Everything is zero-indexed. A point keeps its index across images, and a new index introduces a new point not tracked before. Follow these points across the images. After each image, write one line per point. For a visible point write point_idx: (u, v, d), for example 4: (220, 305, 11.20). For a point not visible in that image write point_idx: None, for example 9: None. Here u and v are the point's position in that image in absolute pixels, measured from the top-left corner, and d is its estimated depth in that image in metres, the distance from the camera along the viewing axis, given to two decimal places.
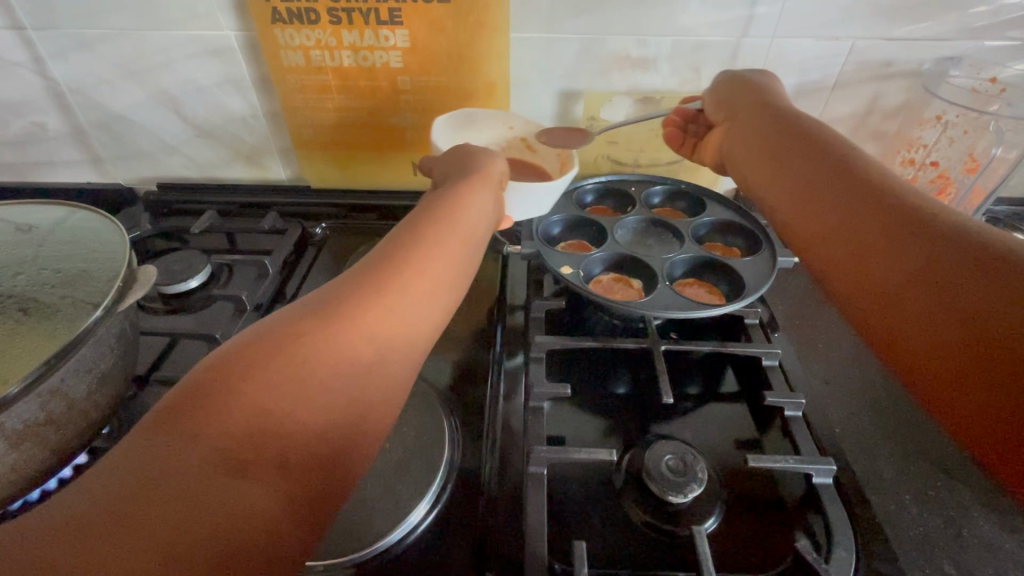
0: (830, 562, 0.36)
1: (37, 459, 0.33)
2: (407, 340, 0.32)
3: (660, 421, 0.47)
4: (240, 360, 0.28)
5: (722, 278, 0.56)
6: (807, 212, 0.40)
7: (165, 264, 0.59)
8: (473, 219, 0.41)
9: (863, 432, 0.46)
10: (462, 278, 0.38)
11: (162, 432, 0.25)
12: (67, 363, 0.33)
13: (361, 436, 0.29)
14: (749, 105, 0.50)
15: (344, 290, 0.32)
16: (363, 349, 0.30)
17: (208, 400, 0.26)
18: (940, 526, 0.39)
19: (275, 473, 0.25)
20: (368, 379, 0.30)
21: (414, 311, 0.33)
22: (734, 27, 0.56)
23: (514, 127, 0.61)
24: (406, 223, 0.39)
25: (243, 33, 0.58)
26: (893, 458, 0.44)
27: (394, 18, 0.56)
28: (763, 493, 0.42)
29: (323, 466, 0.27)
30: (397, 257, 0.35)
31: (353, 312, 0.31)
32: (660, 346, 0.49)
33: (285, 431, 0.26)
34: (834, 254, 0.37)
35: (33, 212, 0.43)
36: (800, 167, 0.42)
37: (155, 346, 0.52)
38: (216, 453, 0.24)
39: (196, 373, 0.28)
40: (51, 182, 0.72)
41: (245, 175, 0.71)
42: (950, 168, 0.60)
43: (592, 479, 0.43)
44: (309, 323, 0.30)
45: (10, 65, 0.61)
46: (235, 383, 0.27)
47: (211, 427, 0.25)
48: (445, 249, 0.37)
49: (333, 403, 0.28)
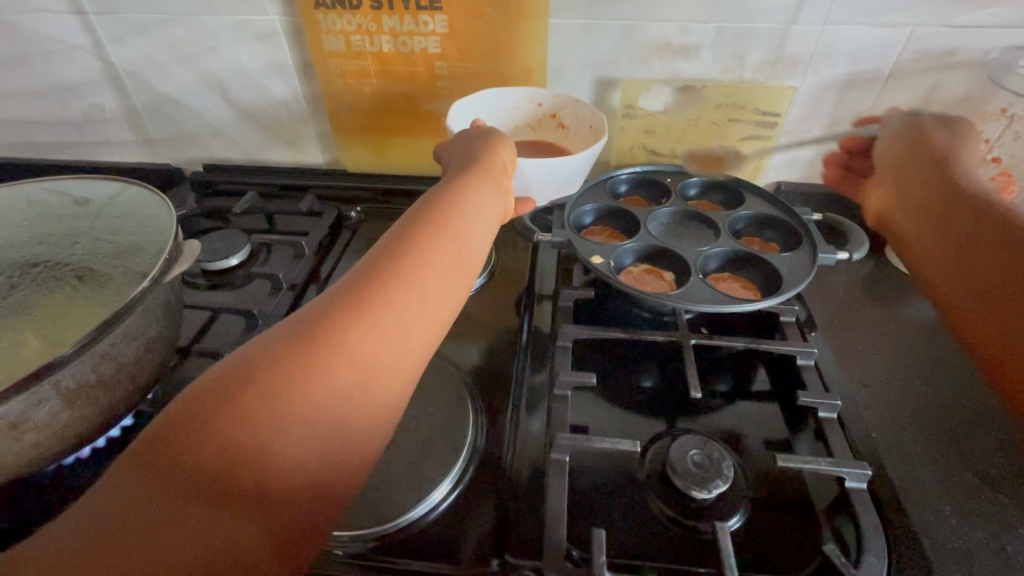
0: (859, 568, 0.35)
1: (86, 418, 0.35)
2: (395, 360, 0.33)
3: (687, 416, 0.47)
4: (218, 388, 0.29)
5: (758, 272, 0.53)
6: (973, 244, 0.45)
7: (207, 243, 0.63)
8: (470, 232, 0.41)
9: (903, 438, 0.44)
10: (455, 286, 0.38)
11: (142, 467, 0.26)
12: (117, 330, 0.34)
13: (347, 461, 0.30)
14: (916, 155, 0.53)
15: (327, 312, 0.32)
16: (345, 371, 0.31)
17: (184, 432, 0.27)
18: (983, 541, 0.37)
19: (255, 504, 0.26)
20: (341, 405, 0.30)
21: (401, 334, 0.33)
22: (783, 14, 0.54)
23: (541, 103, 0.61)
24: (396, 233, 0.39)
25: (287, 18, 0.59)
26: (934, 467, 0.42)
27: (433, 3, 0.56)
28: (789, 496, 0.41)
29: (302, 496, 0.28)
30: (384, 271, 0.35)
31: (335, 335, 0.31)
32: (689, 339, 0.48)
33: (260, 459, 0.27)
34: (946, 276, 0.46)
35: (90, 186, 0.45)
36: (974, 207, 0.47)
37: (197, 320, 0.55)
38: (191, 484, 0.26)
39: (177, 402, 0.29)
40: (106, 161, 0.76)
41: (285, 158, 0.73)
42: (1013, 165, 0.57)
43: (616, 472, 0.42)
44: (288, 348, 0.30)
45: (72, 48, 0.65)
46: (211, 414, 0.28)
47: (188, 457, 0.26)
48: (431, 270, 0.36)
49: (311, 431, 0.29)
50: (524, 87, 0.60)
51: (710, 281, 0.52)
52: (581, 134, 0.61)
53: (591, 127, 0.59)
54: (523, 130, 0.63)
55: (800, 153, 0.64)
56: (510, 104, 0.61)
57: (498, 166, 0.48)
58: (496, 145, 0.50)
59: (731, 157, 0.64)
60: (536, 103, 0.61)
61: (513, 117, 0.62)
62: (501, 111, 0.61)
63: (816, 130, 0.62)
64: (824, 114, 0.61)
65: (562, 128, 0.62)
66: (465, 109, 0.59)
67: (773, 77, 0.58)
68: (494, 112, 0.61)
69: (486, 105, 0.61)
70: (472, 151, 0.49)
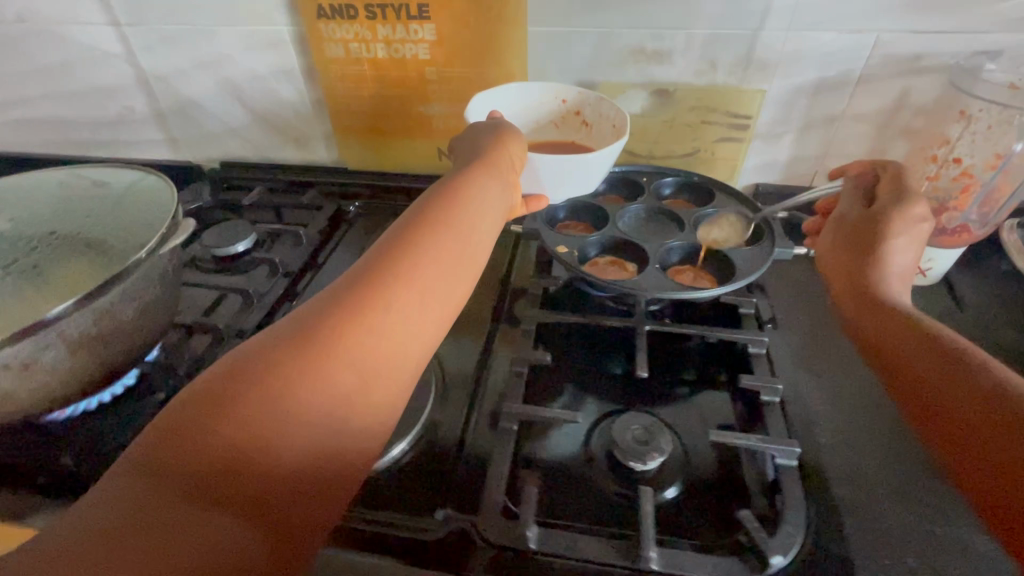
0: (774, 536, 0.37)
1: (87, 367, 0.40)
2: (392, 363, 0.35)
3: (637, 397, 0.50)
4: (217, 390, 0.30)
5: (716, 266, 0.55)
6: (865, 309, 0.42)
7: (217, 232, 0.69)
8: (470, 241, 0.42)
9: (849, 427, 0.46)
10: (455, 289, 0.40)
11: (142, 466, 0.27)
12: (115, 289, 0.39)
13: (344, 461, 0.32)
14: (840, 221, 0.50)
15: (327, 313, 0.34)
16: (344, 374, 0.33)
17: (183, 433, 0.29)
18: (915, 523, 0.39)
19: (253, 506, 0.28)
20: (336, 413, 0.32)
21: (399, 338, 0.35)
22: (749, 21, 0.57)
23: (566, 100, 0.62)
24: (397, 232, 0.40)
25: (294, 27, 0.65)
26: (876, 455, 0.44)
27: (422, 13, 0.61)
28: (725, 473, 0.43)
29: (299, 497, 0.30)
30: (384, 272, 0.36)
31: (332, 342, 0.33)
32: (643, 325, 0.51)
33: (260, 460, 0.29)
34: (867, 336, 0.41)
35: (114, 173, 0.49)
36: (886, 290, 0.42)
37: (205, 298, 0.61)
38: (192, 485, 0.27)
39: (175, 405, 0.30)
40: (136, 157, 0.84)
41: (293, 157, 0.79)
42: (973, 166, 0.56)
43: (565, 444, 0.45)
44: (286, 353, 0.32)
45: (109, 56, 0.73)
46: (211, 416, 0.29)
47: (188, 458, 0.28)
48: (432, 281, 0.38)
49: (311, 433, 0.31)
50: (552, 83, 0.62)
51: (669, 273, 0.55)
52: (604, 134, 0.62)
53: (614, 126, 0.60)
54: (546, 126, 0.65)
55: (776, 156, 0.66)
56: (536, 98, 0.63)
57: (502, 164, 0.49)
58: (502, 142, 0.51)
59: (708, 158, 0.66)
60: (561, 100, 0.63)
61: (537, 112, 0.64)
62: (526, 104, 0.63)
63: (790, 133, 0.64)
64: (797, 118, 0.63)
65: (585, 126, 0.64)
66: (490, 99, 0.61)
67: (745, 81, 0.61)
68: (520, 104, 0.63)
69: (513, 98, 0.62)
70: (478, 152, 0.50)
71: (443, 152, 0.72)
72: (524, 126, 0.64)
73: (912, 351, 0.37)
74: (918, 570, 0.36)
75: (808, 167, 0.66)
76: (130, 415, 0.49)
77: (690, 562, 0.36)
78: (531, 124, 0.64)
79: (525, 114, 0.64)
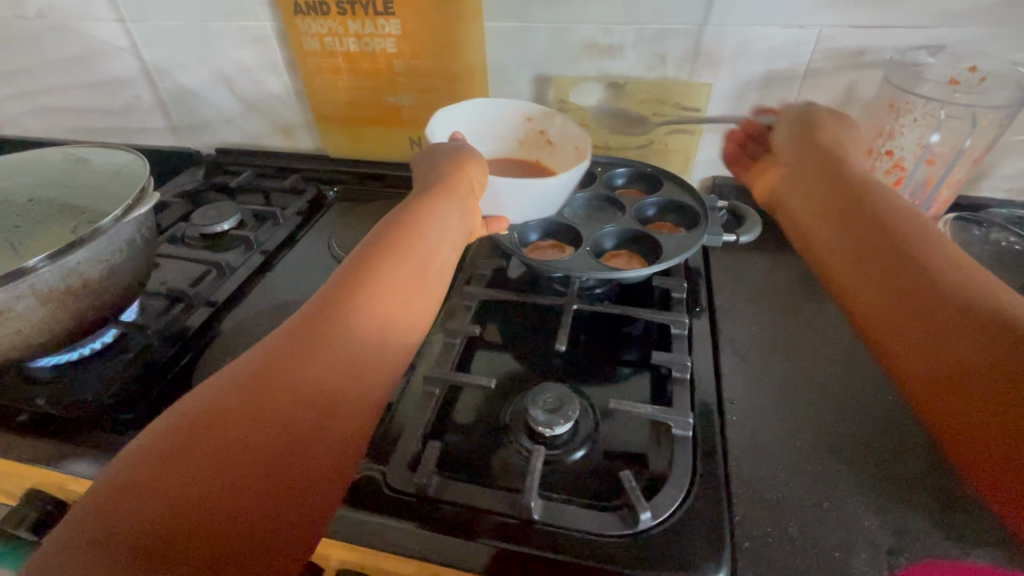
0: (655, 500, 0.40)
1: (60, 318, 0.46)
2: (344, 398, 0.36)
3: (562, 371, 0.53)
4: (161, 451, 0.31)
5: (648, 251, 0.58)
6: (846, 249, 0.44)
7: (205, 211, 0.75)
8: (424, 277, 0.44)
9: (766, 408, 0.48)
10: (407, 319, 0.42)
11: (83, 540, 0.28)
12: (80, 251, 0.45)
13: (297, 506, 0.32)
14: (820, 163, 0.52)
15: (274, 356, 0.36)
16: (292, 414, 0.34)
17: (125, 500, 0.29)
18: (802, 496, 0.42)
19: (205, 553, 0.28)
20: (287, 451, 0.32)
21: (349, 372, 0.37)
22: (695, 16, 0.59)
23: (532, 120, 0.65)
24: (346, 269, 0.42)
25: (275, 23, 0.70)
26: (781, 434, 0.46)
27: (388, 9, 0.65)
28: (629, 442, 0.46)
29: (246, 552, 0.29)
30: (331, 311, 0.39)
31: (278, 387, 0.34)
32: (571, 303, 0.55)
33: (201, 516, 0.29)
34: (852, 281, 0.42)
35: (101, 152, 0.56)
36: (864, 226, 0.44)
37: (191, 271, 0.68)
38: (128, 554, 0.27)
39: (116, 472, 0.31)
40: (144, 143, 0.91)
41: (282, 144, 0.85)
42: (905, 158, 0.60)
43: (487, 409, 0.49)
44: (229, 407, 0.33)
45: (117, 49, 0.80)
46: (153, 479, 0.30)
47: (135, 515, 0.29)
48: (380, 313, 0.40)
49: (257, 482, 0.31)
50: (520, 103, 0.65)
51: (602, 257, 0.58)
52: (566, 155, 0.65)
53: (575, 149, 0.63)
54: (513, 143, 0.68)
55: None
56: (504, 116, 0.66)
57: (464, 187, 0.51)
58: (463, 166, 0.52)
59: (661, 149, 0.69)
60: (528, 119, 0.66)
61: (505, 129, 0.67)
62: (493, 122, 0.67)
63: None
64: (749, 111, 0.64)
65: (549, 145, 0.67)
66: (455, 116, 0.64)
67: (694, 74, 0.63)
68: (487, 120, 0.66)
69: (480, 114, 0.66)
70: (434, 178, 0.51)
71: (414, 141, 0.76)
72: (489, 143, 0.68)
73: (905, 288, 0.38)
74: (796, 539, 0.39)
75: None
76: (105, 367, 0.55)
77: (566, 515, 0.40)
78: (497, 144, 0.68)
79: (493, 131, 0.67)
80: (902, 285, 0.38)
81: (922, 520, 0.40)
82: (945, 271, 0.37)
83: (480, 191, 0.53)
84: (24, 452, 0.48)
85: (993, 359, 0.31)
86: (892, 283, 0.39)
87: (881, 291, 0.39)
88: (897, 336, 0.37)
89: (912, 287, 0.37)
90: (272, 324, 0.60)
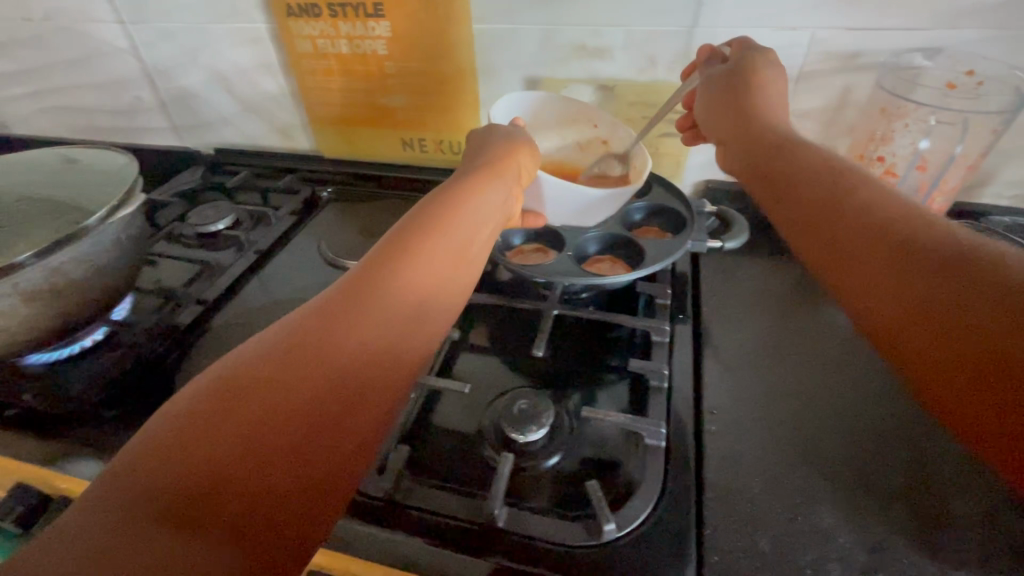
0: (621, 510, 0.40)
1: (44, 316, 0.47)
2: (393, 366, 0.33)
3: (539, 376, 0.52)
4: (201, 409, 0.29)
5: (631, 257, 0.57)
6: (784, 205, 0.38)
7: (202, 211, 0.76)
8: (473, 243, 0.41)
9: (745, 417, 0.48)
10: (458, 285, 0.39)
11: (108, 502, 0.25)
12: (65, 251, 0.45)
13: (339, 476, 0.29)
14: (748, 115, 0.47)
15: (322, 316, 0.33)
16: (339, 380, 0.31)
17: (158, 462, 0.27)
18: (778, 511, 0.41)
19: (240, 524, 0.26)
20: (322, 426, 0.29)
21: (400, 338, 0.34)
22: (684, 18, 0.58)
23: (598, 126, 0.64)
24: (396, 231, 0.39)
25: (269, 25, 0.71)
26: (760, 445, 0.45)
27: (378, 11, 0.65)
28: (603, 450, 0.46)
29: (284, 525, 0.27)
30: (381, 273, 0.36)
31: (325, 349, 0.31)
32: (551, 309, 0.55)
33: (239, 483, 0.27)
34: (797, 237, 0.36)
35: (91, 153, 0.57)
36: (797, 177, 0.38)
37: (185, 271, 0.69)
38: (162, 521, 0.25)
39: (151, 432, 0.28)
40: (146, 143, 0.93)
41: (279, 144, 0.86)
42: (897, 165, 0.59)
43: (462, 412, 0.49)
44: (275, 366, 0.30)
45: (119, 51, 0.81)
46: (192, 438, 0.27)
47: (167, 474, 0.26)
48: (430, 276, 0.37)
49: (298, 451, 0.28)
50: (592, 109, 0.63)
51: (584, 263, 0.57)
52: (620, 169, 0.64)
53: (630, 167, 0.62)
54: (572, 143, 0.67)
55: None
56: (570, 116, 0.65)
57: (511, 169, 0.49)
58: (516, 149, 0.51)
59: (653, 153, 0.68)
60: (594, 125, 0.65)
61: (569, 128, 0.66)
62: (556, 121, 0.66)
63: None
64: None
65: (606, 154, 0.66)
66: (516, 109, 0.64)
67: None
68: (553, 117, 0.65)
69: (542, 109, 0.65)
70: (485, 158, 0.49)
71: (407, 142, 0.77)
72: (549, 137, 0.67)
73: (863, 238, 0.32)
74: (767, 554, 0.38)
75: None
76: (95, 364, 0.56)
77: (529, 522, 0.39)
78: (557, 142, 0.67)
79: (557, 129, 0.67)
80: (856, 234, 0.32)
81: (901, 538, 0.39)
82: (877, 210, 0.33)
83: (526, 180, 0.51)
84: (8, 446, 0.49)
85: (981, 307, 0.25)
86: (846, 231, 0.33)
87: (837, 242, 0.33)
88: (865, 292, 0.30)
89: (868, 235, 0.32)
90: (259, 324, 0.61)
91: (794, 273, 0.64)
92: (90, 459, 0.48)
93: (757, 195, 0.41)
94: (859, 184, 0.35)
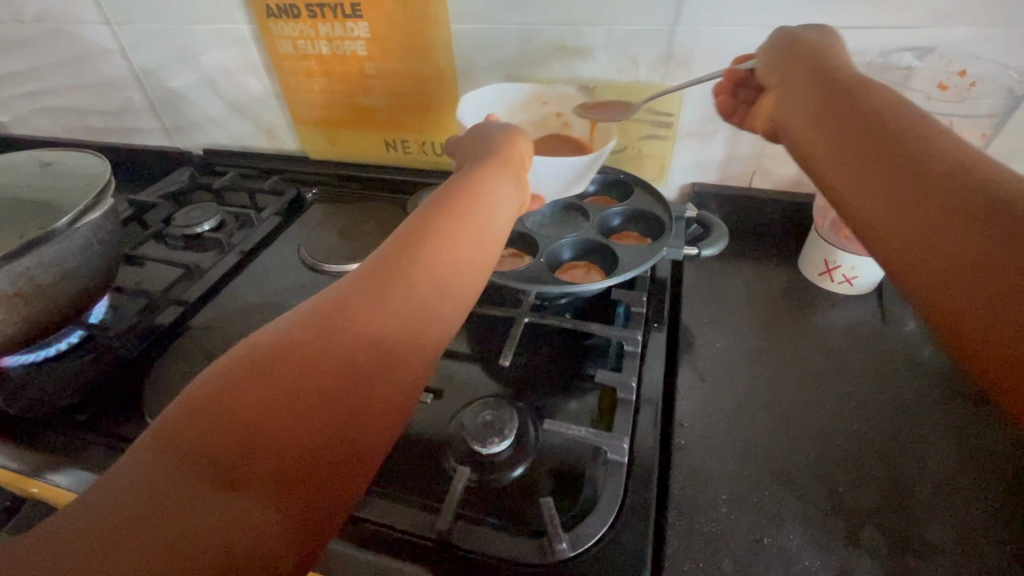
0: (578, 528, 0.39)
1: (10, 321, 0.47)
2: (415, 342, 0.34)
3: (508, 384, 0.51)
4: (240, 368, 0.30)
5: (605, 264, 0.56)
6: (840, 149, 0.35)
7: (188, 212, 0.76)
8: (493, 227, 0.42)
9: (717, 431, 0.46)
10: (478, 268, 0.40)
11: (154, 448, 0.26)
12: (31, 254, 0.46)
13: (366, 440, 0.30)
14: (805, 61, 0.42)
15: (352, 290, 0.34)
16: (365, 351, 0.32)
17: (202, 415, 0.27)
18: (743, 531, 0.39)
19: (280, 477, 0.26)
20: (353, 392, 0.30)
21: (421, 314, 0.35)
22: (665, 17, 0.56)
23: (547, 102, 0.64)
24: (417, 217, 0.41)
25: (251, 25, 0.71)
26: (730, 460, 0.44)
27: (356, 12, 0.64)
28: (566, 465, 0.44)
29: (318, 481, 0.27)
30: (404, 253, 0.37)
31: (353, 321, 0.33)
32: (523, 316, 0.54)
33: (278, 436, 0.27)
34: (850, 184, 0.34)
35: (64, 155, 0.58)
36: (851, 123, 0.36)
37: (169, 273, 0.69)
38: (210, 466, 0.26)
39: (196, 388, 0.29)
40: (138, 143, 0.93)
41: (267, 145, 0.85)
42: None
43: (427, 421, 0.48)
44: (309, 333, 0.32)
45: (108, 52, 0.82)
46: (235, 391, 0.28)
47: (211, 436, 0.27)
48: (451, 258, 0.38)
49: (330, 412, 0.29)
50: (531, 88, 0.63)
51: (558, 269, 0.56)
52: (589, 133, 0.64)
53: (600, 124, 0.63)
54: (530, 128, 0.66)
55: (709, 154, 0.65)
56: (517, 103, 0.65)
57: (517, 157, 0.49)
58: (516, 136, 0.51)
59: (636, 155, 0.66)
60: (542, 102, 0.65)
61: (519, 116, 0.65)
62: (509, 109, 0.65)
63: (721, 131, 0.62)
64: None
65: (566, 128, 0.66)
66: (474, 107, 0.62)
67: (667, 76, 0.60)
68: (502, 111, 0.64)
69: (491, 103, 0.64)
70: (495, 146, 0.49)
71: (390, 144, 0.76)
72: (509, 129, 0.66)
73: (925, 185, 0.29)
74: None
75: (743, 167, 0.64)
76: (71, 366, 0.57)
77: (481, 537, 0.39)
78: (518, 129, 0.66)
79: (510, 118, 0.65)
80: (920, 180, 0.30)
81: (871, 562, 0.37)
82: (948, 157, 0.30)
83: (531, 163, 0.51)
84: None
85: None
86: (908, 177, 0.30)
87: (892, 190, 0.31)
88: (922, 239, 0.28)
89: (935, 179, 0.29)
90: (234, 327, 0.60)
91: (779, 279, 0.62)
92: (57, 462, 0.48)
93: (807, 149, 0.39)
94: (929, 129, 0.32)
